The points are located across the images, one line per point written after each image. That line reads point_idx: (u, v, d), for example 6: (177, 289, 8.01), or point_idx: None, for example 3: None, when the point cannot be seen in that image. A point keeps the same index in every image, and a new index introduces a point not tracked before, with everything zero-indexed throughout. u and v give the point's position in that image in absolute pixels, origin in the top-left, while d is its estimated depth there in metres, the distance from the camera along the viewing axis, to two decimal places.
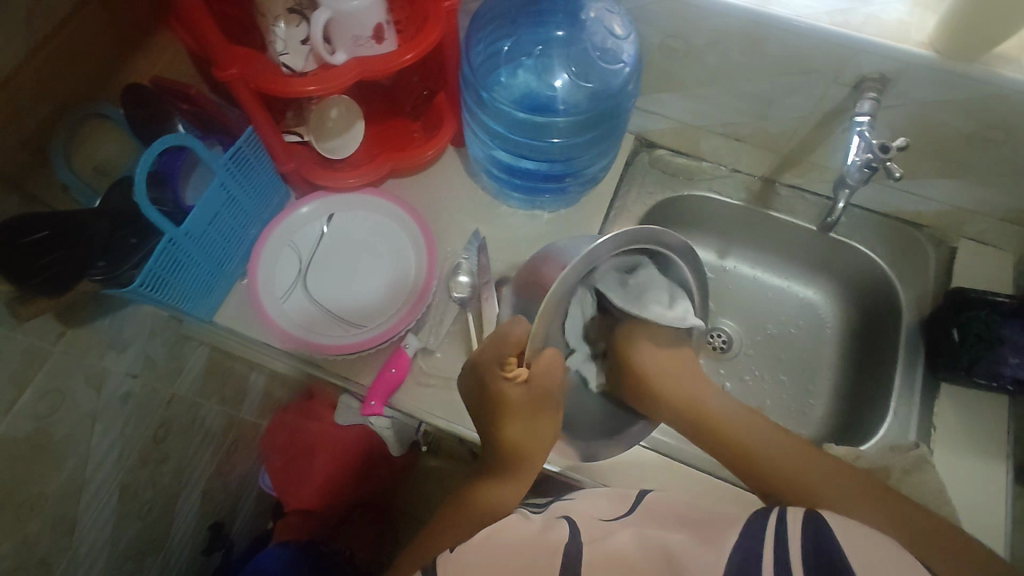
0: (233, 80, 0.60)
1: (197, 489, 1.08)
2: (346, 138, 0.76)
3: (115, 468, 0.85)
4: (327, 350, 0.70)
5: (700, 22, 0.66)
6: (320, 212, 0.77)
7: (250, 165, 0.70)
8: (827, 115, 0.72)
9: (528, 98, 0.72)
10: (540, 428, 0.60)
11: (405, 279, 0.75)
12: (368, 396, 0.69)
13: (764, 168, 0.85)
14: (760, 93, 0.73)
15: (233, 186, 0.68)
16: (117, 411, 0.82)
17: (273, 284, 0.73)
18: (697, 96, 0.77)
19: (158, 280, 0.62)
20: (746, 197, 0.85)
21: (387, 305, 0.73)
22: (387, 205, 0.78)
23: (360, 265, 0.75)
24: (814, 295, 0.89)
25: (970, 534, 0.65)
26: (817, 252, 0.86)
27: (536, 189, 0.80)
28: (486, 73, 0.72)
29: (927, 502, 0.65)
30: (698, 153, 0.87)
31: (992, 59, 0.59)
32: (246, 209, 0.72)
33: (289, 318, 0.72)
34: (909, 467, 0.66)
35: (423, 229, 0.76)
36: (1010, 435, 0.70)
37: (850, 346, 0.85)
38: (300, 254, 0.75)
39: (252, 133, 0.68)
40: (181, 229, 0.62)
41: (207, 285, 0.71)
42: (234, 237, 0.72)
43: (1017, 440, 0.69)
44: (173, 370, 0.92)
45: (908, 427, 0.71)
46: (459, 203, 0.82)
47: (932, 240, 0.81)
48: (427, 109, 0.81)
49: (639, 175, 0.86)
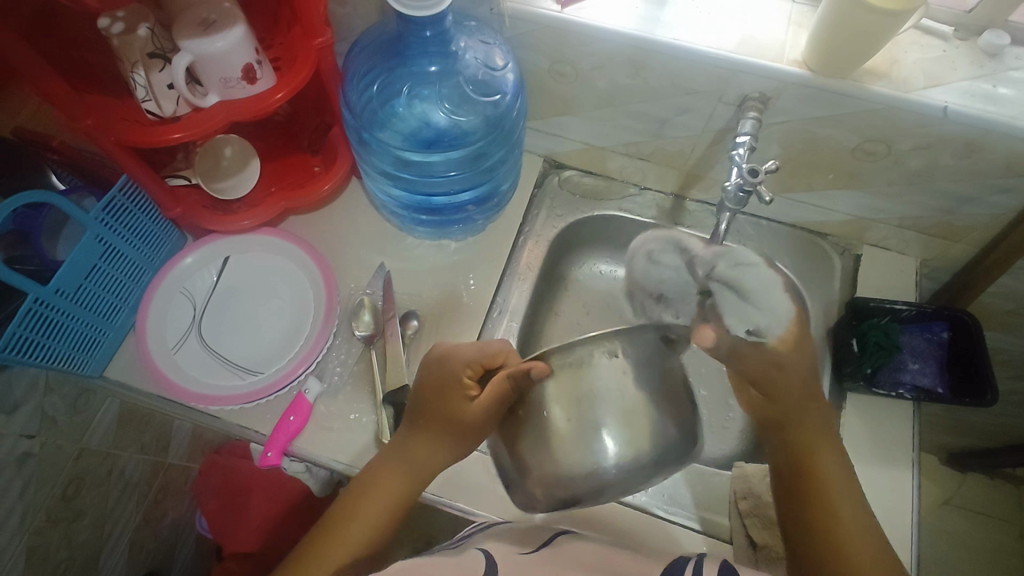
0: (92, 130, 0.58)
1: (123, 542, 1.04)
2: (238, 178, 0.74)
3: (19, 533, 0.81)
4: (222, 401, 0.67)
5: (585, 47, 0.66)
6: (213, 256, 0.75)
7: (130, 214, 0.68)
8: (719, 133, 0.72)
9: (415, 134, 0.72)
10: (436, 446, 0.59)
11: (304, 320, 0.72)
12: (266, 447, 0.66)
13: (672, 185, 0.85)
14: (653, 114, 0.73)
15: (112, 237, 0.66)
16: (13, 474, 0.78)
17: (164, 335, 0.70)
18: (595, 118, 0.77)
19: (30, 344, 0.59)
20: (656, 214, 0.85)
21: (285, 346, 0.71)
22: (284, 244, 0.76)
23: (258, 309, 0.73)
24: None
25: None
26: None
27: (442, 220, 0.79)
28: (370, 113, 0.71)
29: None
30: (606, 172, 0.87)
31: (863, 75, 0.60)
32: (131, 259, 0.69)
33: (183, 370, 0.69)
34: None
35: (323, 268, 0.74)
36: (916, 440, 0.71)
37: None
38: (194, 301, 0.73)
39: (128, 181, 0.66)
40: (50, 287, 0.59)
41: (92, 342, 0.67)
42: (120, 289, 0.69)
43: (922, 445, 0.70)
44: (80, 424, 0.88)
45: None
46: (363, 238, 0.80)
47: (836, 248, 0.82)
48: (323, 143, 0.80)
49: (549, 197, 0.85)
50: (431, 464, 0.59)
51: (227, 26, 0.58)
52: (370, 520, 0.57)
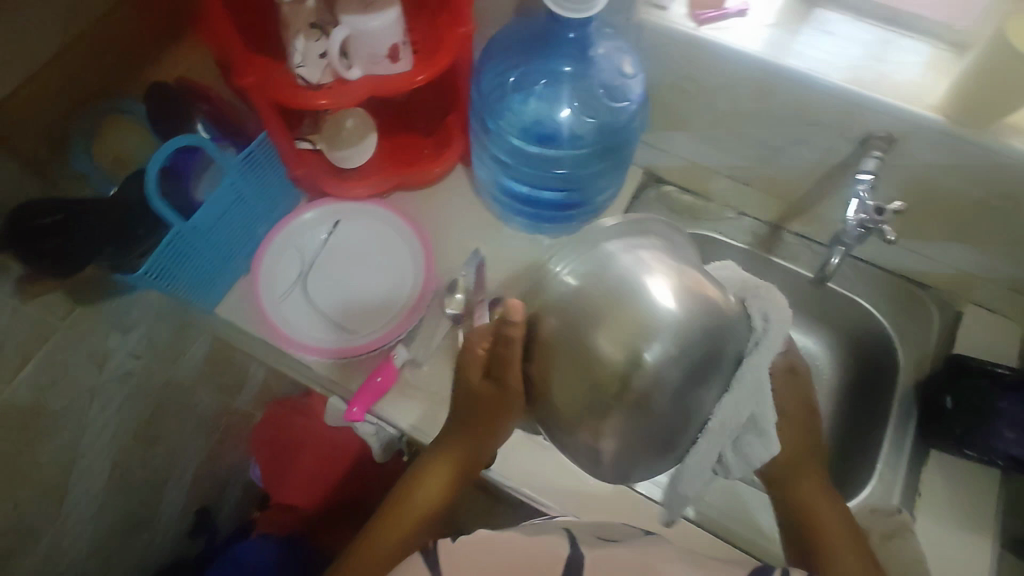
0: (250, 86, 0.63)
1: (187, 473, 1.11)
2: (354, 149, 0.78)
3: (107, 444, 0.88)
4: (318, 352, 0.72)
5: (713, 65, 0.67)
6: (326, 218, 0.79)
7: (261, 167, 0.73)
8: (835, 168, 0.72)
9: (533, 128, 0.74)
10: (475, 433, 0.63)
11: (401, 290, 0.76)
12: (353, 402, 0.70)
13: (771, 214, 0.84)
14: (768, 140, 0.73)
15: (243, 186, 0.71)
16: (115, 390, 0.85)
17: (274, 284, 0.75)
18: (705, 137, 0.78)
19: (162, 273, 0.64)
20: (750, 241, 0.85)
21: (380, 312, 0.75)
22: (391, 218, 0.80)
23: (360, 274, 0.77)
24: (814, 345, 0.87)
25: None
26: (819, 304, 0.85)
27: (539, 216, 0.81)
28: (496, 100, 0.75)
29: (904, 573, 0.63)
30: (705, 193, 0.87)
31: (1003, 128, 0.58)
32: (253, 209, 0.74)
33: (286, 319, 0.74)
34: (889, 534, 0.65)
35: (424, 244, 0.78)
36: (1000, 512, 0.68)
37: (846, 401, 0.82)
38: (303, 258, 0.77)
39: (265, 137, 0.71)
40: (188, 225, 0.64)
41: (209, 280, 0.73)
42: (240, 235, 0.74)
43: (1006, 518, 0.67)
44: (175, 355, 0.95)
45: (892, 490, 0.70)
46: (462, 222, 0.83)
47: (938, 302, 0.80)
48: (439, 128, 0.84)
49: (645, 210, 0.86)
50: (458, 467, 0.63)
51: (385, 7, 0.63)
52: (427, 501, 0.64)
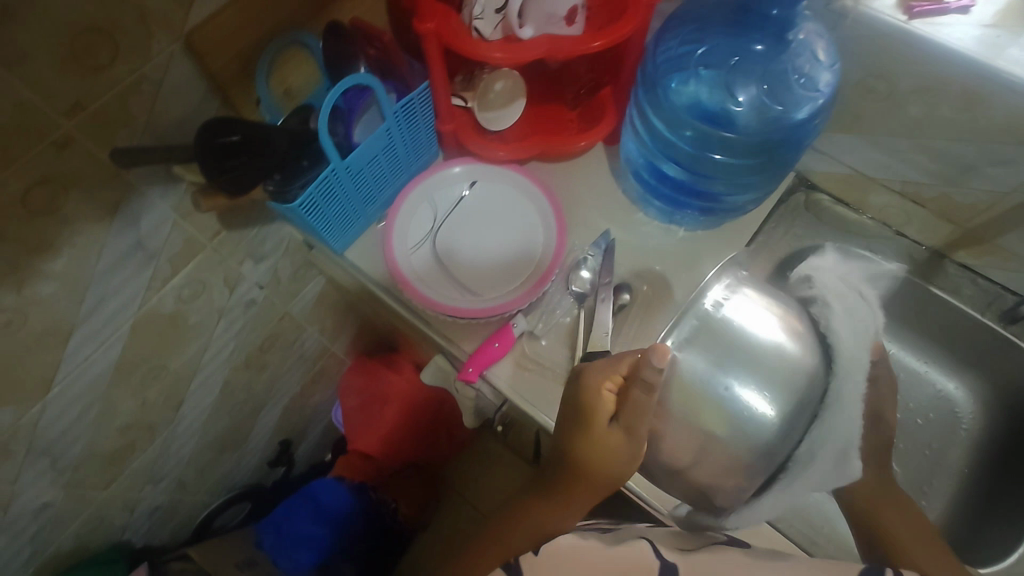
0: (428, 34, 0.63)
1: (280, 403, 1.16)
2: (503, 112, 0.77)
3: (224, 364, 0.93)
4: (441, 308, 0.71)
5: (919, 65, 0.61)
6: (463, 177, 0.79)
7: (415, 116, 0.73)
8: None
9: (700, 107, 0.69)
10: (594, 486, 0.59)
11: (529, 259, 0.75)
12: (468, 362, 0.70)
13: (937, 239, 0.77)
14: (961, 156, 0.66)
15: (396, 132, 0.72)
16: (239, 314, 0.89)
17: (406, 235, 0.76)
18: (882, 145, 0.71)
19: (314, 205, 0.67)
20: (906, 264, 0.78)
21: (506, 279, 0.74)
22: (529, 186, 0.78)
23: (489, 237, 0.76)
24: (955, 390, 0.80)
25: None
26: (974, 345, 0.77)
27: (678, 203, 0.77)
28: (671, 72, 0.71)
29: None
30: (861, 206, 0.81)
31: None
32: (400, 156, 0.75)
33: (413, 270, 0.74)
34: None
35: (558, 217, 0.76)
36: None
37: (989, 458, 0.76)
38: (437, 213, 0.77)
39: (425, 88, 0.72)
40: (344, 162, 0.66)
41: (349, 220, 0.75)
42: (383, 180, 0.76)
43: None
44: (293, 291, 0.99)
45: None
46: (598, 201, 0.81)
47: None
48: (587, 102, 0.81)
49: (791, 215, 0.81)
50: (546, 526, 0.63)
51: None
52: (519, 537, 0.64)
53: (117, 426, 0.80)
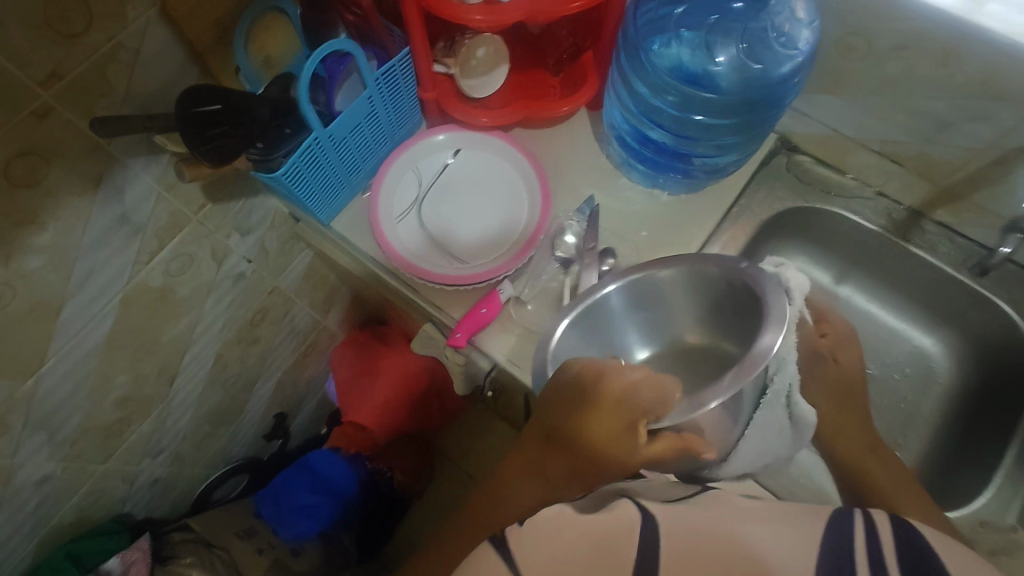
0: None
1: (274, 377, 1.18)
2: (484, 79, 0.76)
3: (215, 338, 0.94)
4: (430, 276, 0.72)
5: (895, 22, 0.61)
6: (447, 145, 0.79)
7: (397, 83, 0.73)
8: (1006, 155, 0.65)
9: (683, 69, 0.70)
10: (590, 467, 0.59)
11: (515, 225, 0.76)
12: (456, 328, 0.71)
13: (914, 198, 0.78)
14: (937, 114, 0.67)
15: (379, 100, 0.71)
16: (228, 288, 0.89)
17: (392, 204, 0.76)
18: (861, 105, 0.72)
19: (297, 174, 0.67)
20: (884, 224, 0.79)
21: (492, 246, 0.75)
22: (513, 154, 0.78)
23: (475, 204, 0.77)
24: (930, 345, 0.82)
25: None
26: (948, 301, 0.79)
27: (661, 167, 0.78)
28: (652, 33, 0.71)
29: None
30: (842, 166, 0.81)
31: None
32: (383, 124, 0.75)
33: (401, 239, 0.75)
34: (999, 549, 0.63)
35: (542, 184, 0.77)
36: None
37: (960, 409, 0.79)
38: (422, 181, 0.78)
39: (405, 55, 0.71)
40: (326, 131, 0.66)
41: (335, 190, 0.75)
42: (367, 148, 0.75)
43: None
44: (280, 264, 0.99)
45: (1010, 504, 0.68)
46: (582, 167, 0.81)
47: None
48: (570, 67, 0.81)
49: (772, 177, 0.82)
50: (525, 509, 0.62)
51: None
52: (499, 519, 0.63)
53: (112, 400, 0.81)
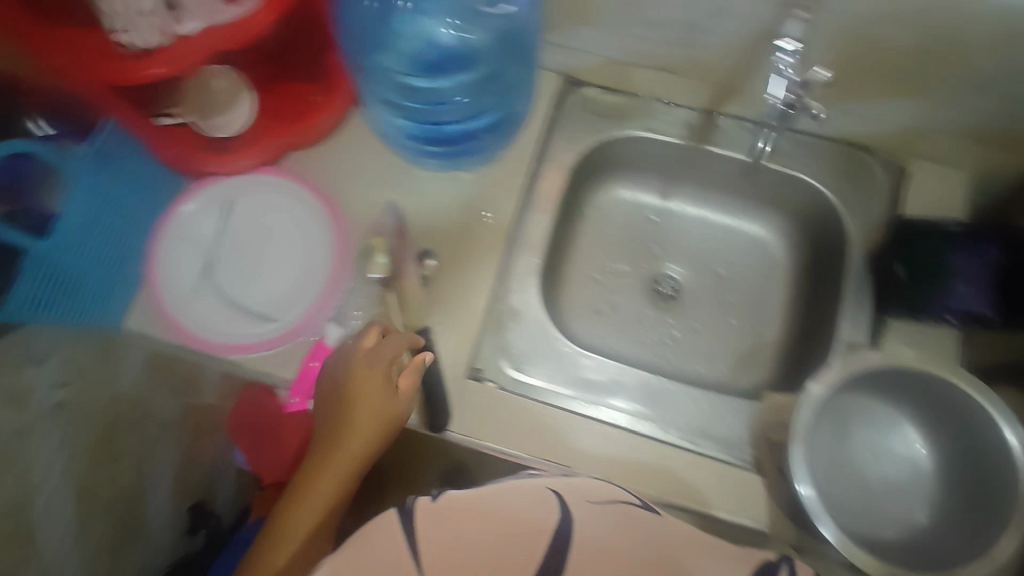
0: (65, 69, 0.54)
1: None
2: (229, 116, 0.69)
3: None
4: (247, 349, 0.67)
5: None
6: (216, 200, 0.71)
7: (122, 159, 0.62)
8: (758, 38, 0.64)
9: (420, 57, 0.72)
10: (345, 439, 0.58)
11: (317, 254, 0.70)
12: (291, 393, 0.67)
13: (702, 98, 0.77)
14: (683, 17, 0.64)
15: (109, 187, 0.61)
16: None
17: (176, 284, 0.68)
18: (618, 27, 0.69)
19: (40, 301, 0.57)
20: (683, 133, 0.78)
21: (299, 296, 0.69)
22: (292, 185, 0.71)
23: (267, 252, 0.70)
24: (764, 232, 0.85)
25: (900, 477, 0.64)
26: (768, 187, 0.80)
27: (453, 150, 0.74)
28: (370, 34, 0.70)
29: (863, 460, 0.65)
30: (629, 88, 0.79)
31: None
32: (134, 210, 0.65)
33: (197, 321, 0.67)
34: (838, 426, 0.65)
35: (328, 204, 0.71)
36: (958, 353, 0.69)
37: (802, 284, 0.81)
38: (201, 247, 0.70)
39: (113, 125, 0.60)
40: (47, 243, 0.56)
41: (103, 299, 0.65)
42: (125, 241, 0.65)
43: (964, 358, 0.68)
44: None
45: (859, 340, 0.70)
46: (370, 174, 0.73)
47: (885, 163, 0.75)
48: (321, 71, 0.73)
49: (566, 120, 0.78)
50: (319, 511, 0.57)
51: None
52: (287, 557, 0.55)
53: None
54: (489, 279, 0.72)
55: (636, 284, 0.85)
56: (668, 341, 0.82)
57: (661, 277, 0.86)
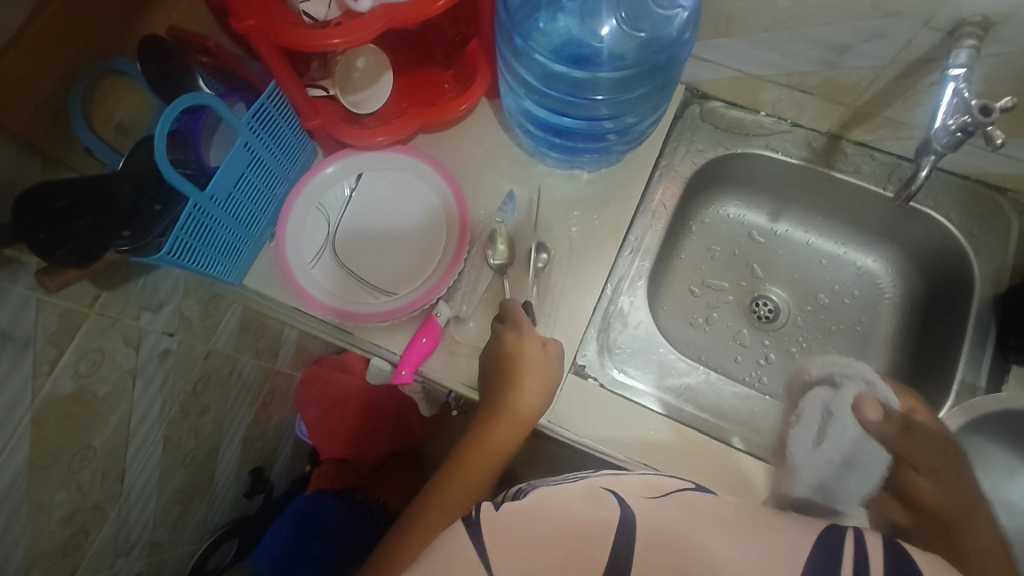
0: (252, 31, 0.57)
1: (237, 438, 1.12)
2: (372, 91, 0.72)
3: (158, 421, 0.87)
4: (362, 318, 0.69)
5: None
6: (348, 171, 0.73)
7: (273, 120, 0.66)
8: (913, 64, 0.63)
9: (565, 48, 0.68)
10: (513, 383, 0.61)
11: (437, 235, 0.72)
12: (399, 365, 0.68)
13: (830, 122, 0.77)
14: (834, 39, 0.64)
15: (257, 145, 0.65)
16: (156, 368, 0.82)
17: (301, 248, 0.71)
18: (762, 43, 0.68)
19: (185, 247, 0.60)
20: (806, 155, 0.77)
21: (416, 272, 0.71)
22: (420, 165, 0.74)
23: (388, 226, 0.72)
24: (874, 264, 0.83)
25: (1014, 527, 0.61)
26: (885, 218, 0.79)
27: (574, 148, 0.75)
28: (522, 20, 0.67)
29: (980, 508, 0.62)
30: (755, 105, 0.79)
31: None
32: (271, 168, 0.69)
33: (318, 284, 0.70)
34: None
35: (452, 185, 0.73)
36: None
37: (910, 321, 0.80)
38: (328, 216, 0.72)
39: (275, 88, 0.65)
40: (205, 193, 0.60)
41: (235, 249, 0.69)
42: (259, 198, 0.69)
43: None
44: (209, 327, 0.92)
45: (979, 380, 0.68)
46: (493, 163, 0.78)
47: (1015, 207, 0.73)
48: (459, 59, 0.76)
49: (689, 130, 0.79)
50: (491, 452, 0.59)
51: None
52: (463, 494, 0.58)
53: (58, 518, 0.73)
54: (602, 277, 0.72)
55: (734, 302, 0.85)
56: (763, 362, 0.81)
57: (760, 297, 0.85)
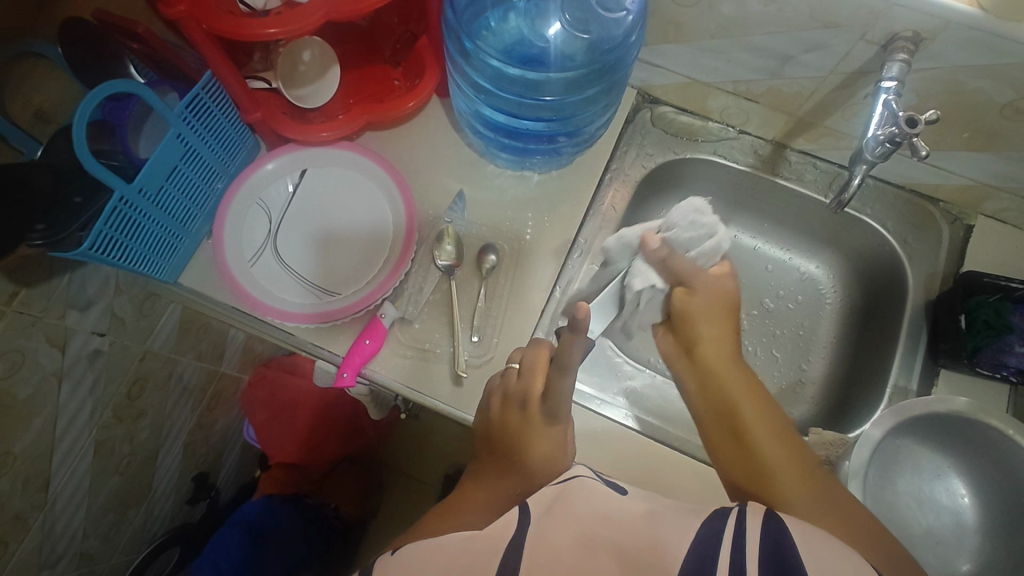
0: (184, 18, 0.55)
1: (178, 443, 1.08)
2: (318, 85, 0.70)
3: (88, 426, 0.83)
4: (303, 319, 0.66)
5: None
6: (292, 167, 0.71)
7: (210, 113, 0.64)
8: (851, 75, 0.65)
9: (516, 49, 0.67)
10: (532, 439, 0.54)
11: (384, 234, 0.70)
12: (341, 367, 0.66)
13: (775, 131, 0.78)
14: (776, 48, 0.65)
15: (192, 137, 0.62)
16: (85, 370, 0.78)
17: (241, 246, 0.69)
18: (708, 50, 0.69)
19: (112, 243, 0.57)
20: (752, 162, 0.79)
21: (361, 272, 0.69)
22: (368, 163, 0.72)
23: (333, 224, 0.70)
24: (816, 270, 0.85)
25: (941, 525, 0.63)
26: (826, 224, 0.81)
27: (525, 148, 0.74)
28: (471, 19, 0.67)
29: (911, 508, 0.64)
30: (704, 111, 0.80)
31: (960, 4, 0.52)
32: (209, 163, 0.66)
33: (257, 283, 0.68)
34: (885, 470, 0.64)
35: (400, 184, 0.71)
36: (1007, 402, 0.69)
37: (851, 325, 0.82)
38: (270, 213, 0.70)
39: (210, 79, 0.62)
40: (133, 187, 0.56)
41: (169, 246, 0.66)
42: (196, 193, 0.67)
43: (1014, 409, 0.68)
44: (146, 326, 0.88)
45: (910, 383, 0.70)
46: (443, 162, 0.76)
47: (947, 217, 0.76)
48: (409, 55, 0.75)
49: (639, 134, 0.80)
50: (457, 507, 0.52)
51: None
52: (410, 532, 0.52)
53: None
54: (552, 279, 0.72)
55: None
56: None
57: None
